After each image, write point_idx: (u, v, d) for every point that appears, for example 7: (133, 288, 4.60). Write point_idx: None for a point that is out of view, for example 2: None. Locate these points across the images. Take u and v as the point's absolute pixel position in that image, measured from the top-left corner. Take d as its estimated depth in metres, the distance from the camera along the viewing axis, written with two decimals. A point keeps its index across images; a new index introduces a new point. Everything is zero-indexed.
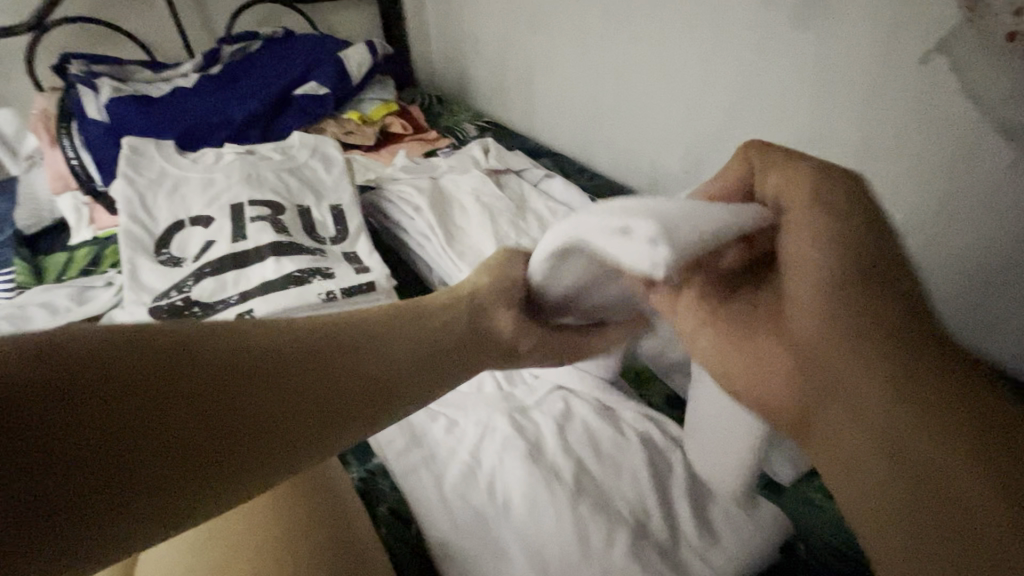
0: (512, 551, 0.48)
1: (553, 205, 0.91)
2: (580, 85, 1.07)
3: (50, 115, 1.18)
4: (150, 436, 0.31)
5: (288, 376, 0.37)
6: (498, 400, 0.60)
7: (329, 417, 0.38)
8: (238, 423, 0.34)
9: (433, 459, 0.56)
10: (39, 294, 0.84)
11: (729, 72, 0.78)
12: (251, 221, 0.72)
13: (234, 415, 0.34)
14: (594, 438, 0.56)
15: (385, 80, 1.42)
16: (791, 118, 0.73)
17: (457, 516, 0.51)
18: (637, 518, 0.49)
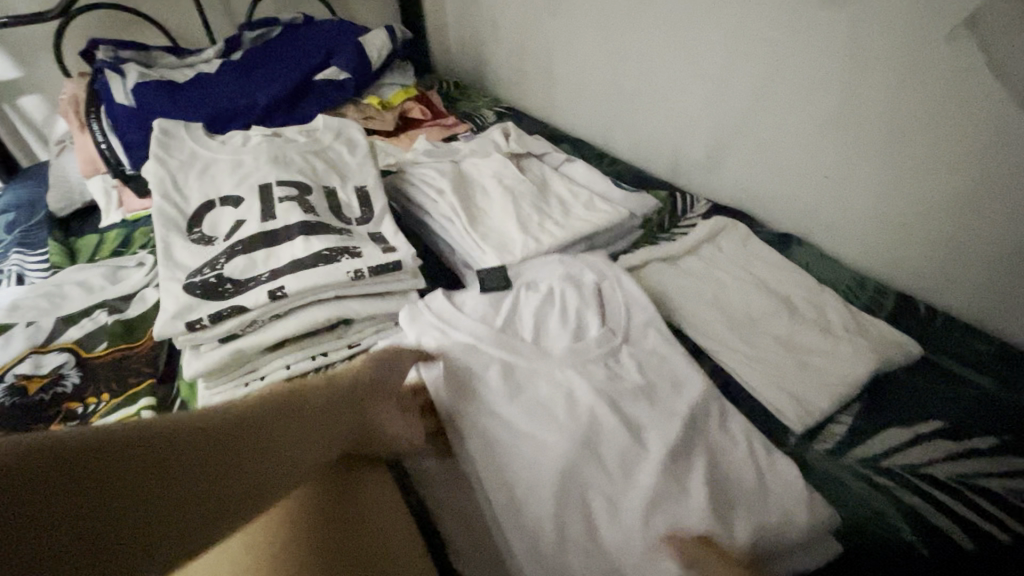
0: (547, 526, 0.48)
1: (574, 188, 0.91)
2: (600, 70, 1.06)
3: (78, 99, 1.20)
4: (201, 485, 0.37)
5: (241, 430, 0.41)
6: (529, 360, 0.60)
7: (220, 438, 0.39)
8: (193, 487, 0.37)
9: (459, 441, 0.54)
10: (73, 273, 0.87)
11: (756, 51, 0.77)
12: (280, 201, 0.74)
13: (180, 488, 0.36)
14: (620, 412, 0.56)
15: (405, 66, 1.44)
16: (820, 99, 0.72)
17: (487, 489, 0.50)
18: None
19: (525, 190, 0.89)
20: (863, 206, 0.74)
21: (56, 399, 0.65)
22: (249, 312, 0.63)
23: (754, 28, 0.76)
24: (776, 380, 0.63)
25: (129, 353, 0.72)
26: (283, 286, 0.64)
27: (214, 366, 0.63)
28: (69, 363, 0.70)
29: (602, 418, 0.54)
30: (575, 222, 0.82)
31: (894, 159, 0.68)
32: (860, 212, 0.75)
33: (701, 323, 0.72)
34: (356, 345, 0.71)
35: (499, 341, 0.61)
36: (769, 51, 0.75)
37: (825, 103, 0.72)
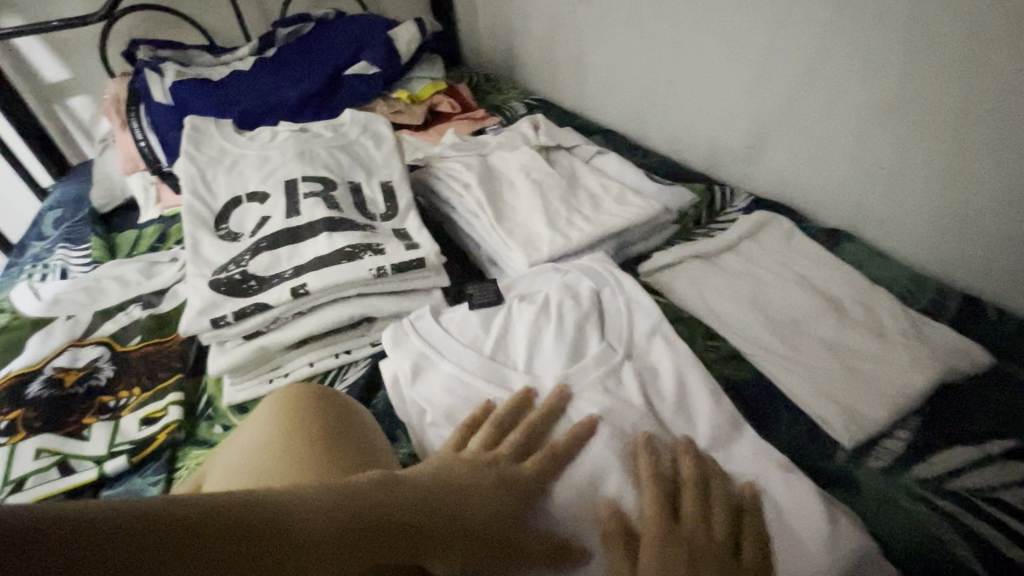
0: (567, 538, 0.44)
1: (605, 181, 0.87)
2: (633, 58, 1.02)
3: (120, 98, 1.24)
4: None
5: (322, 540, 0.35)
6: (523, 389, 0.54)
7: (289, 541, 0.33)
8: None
9: None
10: (112, 268, 0.89)
11: (803, 33, 0.71)
12: (305, 196, 0.73)
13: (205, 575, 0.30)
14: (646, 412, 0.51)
15: (434, 59, 1.42)
16: (874, 82, 0.67)
17: None
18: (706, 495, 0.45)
19: (553, 184, 0.86)
20: (919, 201, 0.68)
21: (90, 392, 0.67)
22: (271, 309, 0.63)
23: (801, 8, 0.70)
24: (823, 387, 0.58)
25: (160, 347, 0.73)
26: (305, 283, 0.63)
27: (238, 363, 0.63)
28: (103, 357, 0.72)
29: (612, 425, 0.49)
30: (606, 217, 0.79)
31: (958, 147, 0.62)
32: (918, 206, 0.69)
33: (741, 324, 0.67)
34: (378, 343, 0.70)
35: (492, 368, 0.55)
36: (818, 33, 0.70)
37: (872, 91, 0.67)
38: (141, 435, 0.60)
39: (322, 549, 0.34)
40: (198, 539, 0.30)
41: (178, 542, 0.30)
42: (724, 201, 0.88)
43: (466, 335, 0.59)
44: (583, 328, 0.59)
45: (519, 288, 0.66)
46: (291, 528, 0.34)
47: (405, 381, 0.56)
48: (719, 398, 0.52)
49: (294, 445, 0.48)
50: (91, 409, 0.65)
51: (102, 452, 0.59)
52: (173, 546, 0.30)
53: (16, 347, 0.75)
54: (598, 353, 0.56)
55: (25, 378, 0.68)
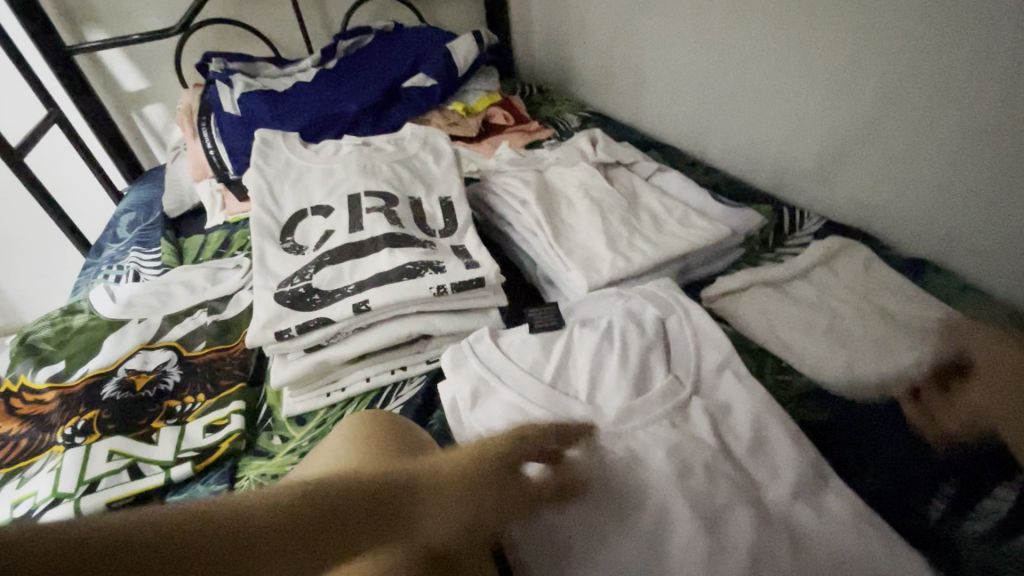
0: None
1: (667, 201, 0.84)
2: (696, 72, 0.99)
3: (192, 108, 1.30)
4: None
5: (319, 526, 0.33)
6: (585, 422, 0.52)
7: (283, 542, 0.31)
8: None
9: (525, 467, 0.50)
10: (180, 273, 0.92)
11: (890, 49, 0.67)
12: (368, 211, 0.74)
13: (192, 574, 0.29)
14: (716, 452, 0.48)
15: (489, 71, 1.42)
16: (973, 103, 0.61)
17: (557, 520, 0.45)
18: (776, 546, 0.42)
19: (613, 202, 0.83)
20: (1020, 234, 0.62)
21: (159, 396, 0.69)
22: (334, 324, 0.63)
23: (889, 23, 0.66)
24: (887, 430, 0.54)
25: (223, 355, 0.75)
26: (367, 300, 0.63)
27: (299, 376, 0.64)
28: (171, 362, 0.74)
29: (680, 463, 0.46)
30: (669, 239, 0.76)
31: None
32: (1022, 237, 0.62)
33: (817, 360, 0.63)
34: (433, 361, 0.69)
35: (553, 397, 0.53)
36: (907, 49, 0.65)
37: (958, 114, 0.63)
38: (204, 443, 0.62)
39: (342, 532, 0.34)
40: (205, 552, 0.29)
41: (185, 548, 0.29)
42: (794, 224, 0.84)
43: (527, 361, 0.57)
44: (648, 360, 0.56)
45: (581, 313, 0.64)
46: (308, 514, 0.33)
47: (464, 406, 0.55)
48: (798, 443, 0.48)
49: (367, 463, 0.48)
50: (159, 413, 0.67)
51: (169, 458, 0.61)
52: (180, 555, 0.29)
53: (91, 346, 0.78)
54: (665, 386, 0.54)
55: (100, 379, 0.71)
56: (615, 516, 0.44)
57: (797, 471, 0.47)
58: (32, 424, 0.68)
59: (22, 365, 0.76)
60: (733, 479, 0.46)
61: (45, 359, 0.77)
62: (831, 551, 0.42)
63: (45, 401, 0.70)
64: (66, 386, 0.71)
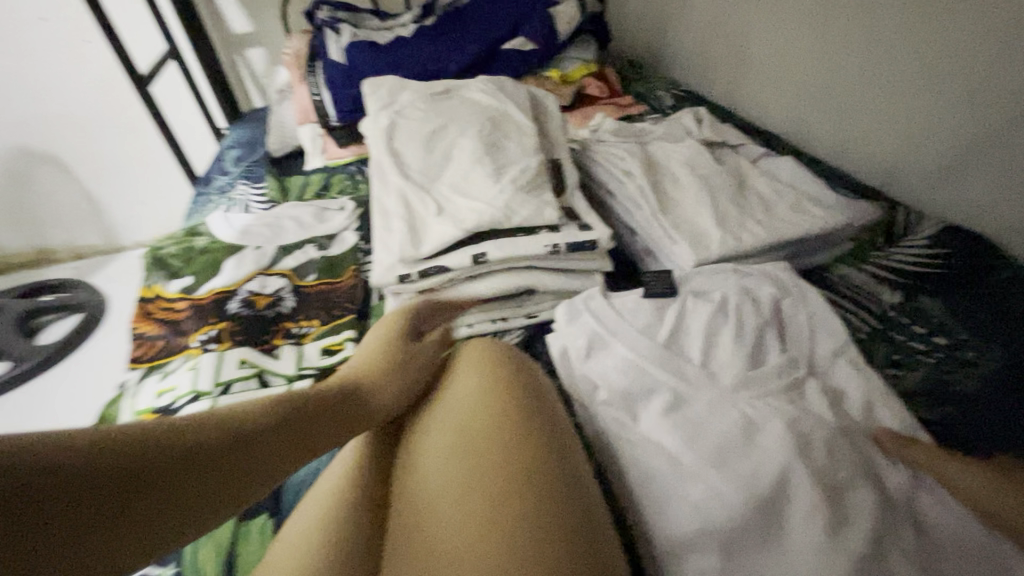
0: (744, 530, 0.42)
1: (776, 185, 0.83)
2: (817, 56, 0.99)
3: (300, 55, 1.35)
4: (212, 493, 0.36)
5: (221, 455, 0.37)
6: (696, 385, 0.52)
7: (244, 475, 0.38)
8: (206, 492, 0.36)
9: (635, 419, 0.51)
10: (290, 209, 0.98)
11: None
12: (481, 158, 0.72)
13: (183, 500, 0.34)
14: (827, 423, 0.48)
15: (587, 41, 1.42)
16: None
17: (669, 469, 0.47)
18: (885, 511, 0.43)
19: (721, 182, 0.83)
20: None
21: (277, 317, 0.74)
22: (450, 272, 0.65)
23: None
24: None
25: (333, 286, 0.80)
26: (485, 253, 0.65)
27: (414, 317, 0.67)
28: (286, 288, 0.80)
29: (794, 428, 0.47)
30: (779, 223, 0.75)
31: None
32: None
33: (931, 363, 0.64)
34: (533, 315, 0.72)
35: (667, 356, 0.54)
36: None
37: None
38: (322, 363, 0.67)
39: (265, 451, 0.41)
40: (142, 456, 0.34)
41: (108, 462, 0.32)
42: (906, 222, 0.83)
43: (639, 322, 0.58)
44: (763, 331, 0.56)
45: (691, 283, 0.65)
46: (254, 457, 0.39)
47: (576, 357, 0.58)
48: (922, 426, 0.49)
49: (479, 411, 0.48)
50: (279, 332, 0.73)
51: (291, 372, 0.66)
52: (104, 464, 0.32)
53: (213, 266, 0.85)
54: (779, 353, 0.56)
55: (226, 295, 0.77)
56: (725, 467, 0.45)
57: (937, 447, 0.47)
58: (167, 328, 0.74)
59: (156, 276, 0.84)
60: (850, 453, 0.46)
61: (175, 272, 0.85)
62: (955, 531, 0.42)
63: (177, 309, 0.77)
64: (195, 299, 0.78)
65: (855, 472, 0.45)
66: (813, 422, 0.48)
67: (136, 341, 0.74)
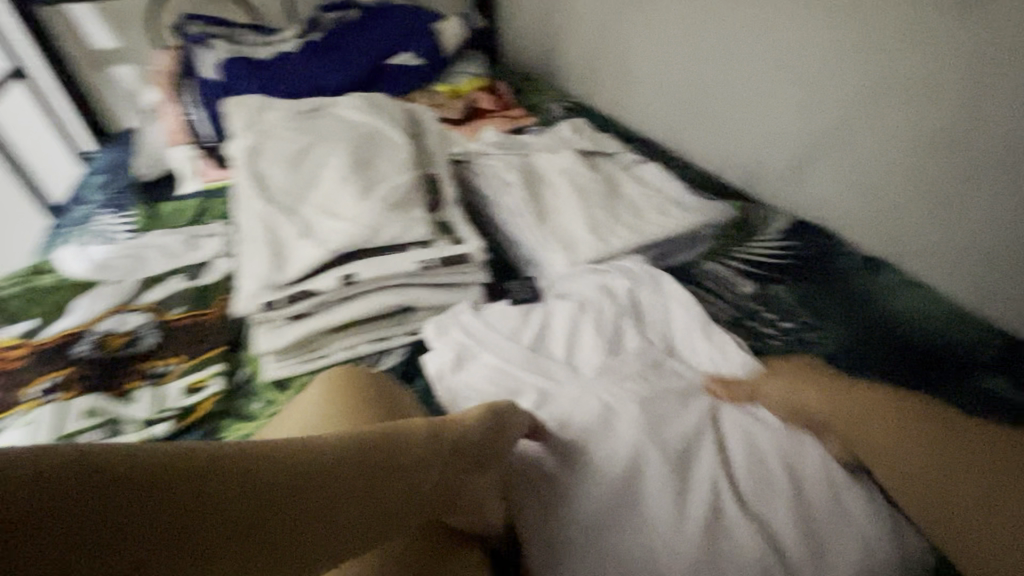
0: (600, 527, 0.45)
1: (646, 190, 0.88)
2: (680, 69, 1.07)
3: (170, 72, 1.26)
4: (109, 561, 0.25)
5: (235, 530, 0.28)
6: (563, 382, 0.56)
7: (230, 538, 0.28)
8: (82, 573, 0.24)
9: None
10: (156, 237, 0.91)
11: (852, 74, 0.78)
12: (350, 176, 0.71)
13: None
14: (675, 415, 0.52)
15: (476, 55, 1.45)
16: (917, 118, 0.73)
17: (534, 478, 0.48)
18: (725, 492, 0.46)
19: (596, 189, 0.87)
20: (935, 221, 0.75)
21: (135, 358, 0.68)
22: (320, 295, 0.64)
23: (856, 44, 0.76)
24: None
25: (202, 319, 0.75)
26: (354, 273, 0.64)
27: (285, 344, 0.64)
28: (147, 324, 0.74)
29: (644, 423, 0.50)
30: (647, 226, 0.80)
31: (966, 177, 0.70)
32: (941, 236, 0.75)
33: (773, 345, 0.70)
34: (416, 332, 0.72)
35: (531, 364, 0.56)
36: (868, 71, 0.76)
37: (927, 124, 0.72)
38: (185, 402, 0.62)
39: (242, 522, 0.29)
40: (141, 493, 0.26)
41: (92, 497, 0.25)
42: (761, 219, 0.91)
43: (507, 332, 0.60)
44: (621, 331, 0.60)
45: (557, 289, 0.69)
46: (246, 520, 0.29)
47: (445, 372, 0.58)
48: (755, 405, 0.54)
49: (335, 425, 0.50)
50: (136, 374, 0.67)
51: (148, 416, 0.61)
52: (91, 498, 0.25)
53: (61, 306, 0.77)
54: (636, 351, 0.59)
55: (74, 338, 0.70)
56: (569, 464, 0.49)
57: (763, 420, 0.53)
58: None
59: None
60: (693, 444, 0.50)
61: (12, 317, 0.75)
62: (766, 477, 0.48)
63: (13, 358, 0.68)
64: (36, 344, 0.70)
65: (696, 461, 0.48)
66: (664, 416, 0.51)
67: None
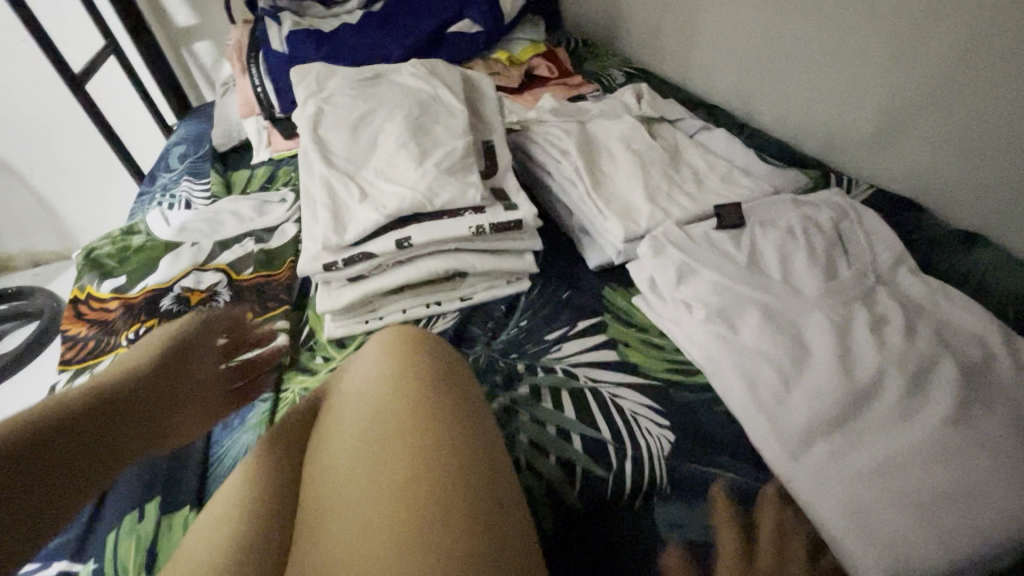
0: None
1: (711, 158, 0.83)
2: (752, 29, 0.99)
3: (243, 46, 1.32)
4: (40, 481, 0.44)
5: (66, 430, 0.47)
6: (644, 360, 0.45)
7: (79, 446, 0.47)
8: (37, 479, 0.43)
9: None
10: (229, 203, 0.97)
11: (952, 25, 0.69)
12: (406, 142, 0.72)
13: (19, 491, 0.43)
14: None
15: (537, 20, 1.41)
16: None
17: None
18: None
19: (656, 157, 0.83)
20: None
21: (210, 312, 0.74)
22: (376, 257, 0.65)
23: None
24: (903, 332, 0.54)
25: (269, 279, 0.80)
26: (409, 237, 0.65)
27: (342, 304, 0.67)
28: (221, 283, 0.79)
29: None
30: (709, 196, 0.75)
31: None
32: None
33: (914, 302, 0.59)
34: (469, 298, 0.72)
35: None
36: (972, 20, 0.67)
37: None
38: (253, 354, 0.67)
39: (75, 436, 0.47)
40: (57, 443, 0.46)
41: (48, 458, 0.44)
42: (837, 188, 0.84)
43: None
44: None
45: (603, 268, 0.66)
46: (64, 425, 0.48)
47: None
48: (816, 390, 0.51)
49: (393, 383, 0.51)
50: None
51: None
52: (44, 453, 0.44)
53: (148, 264, 0.84)
54: None
55: (159, 292, 0.77)
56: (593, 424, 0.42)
57: (821, 405, 0.50)
58: (98, 328, 0.74)
59: (89, 276, 0.83)
60: None
61: (109, 272, 0.83)
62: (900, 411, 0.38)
63: (109, 308, 0.76)
64: (128, 297, 0.77)
65: None
66: None
67: (66, 343, 0.73)
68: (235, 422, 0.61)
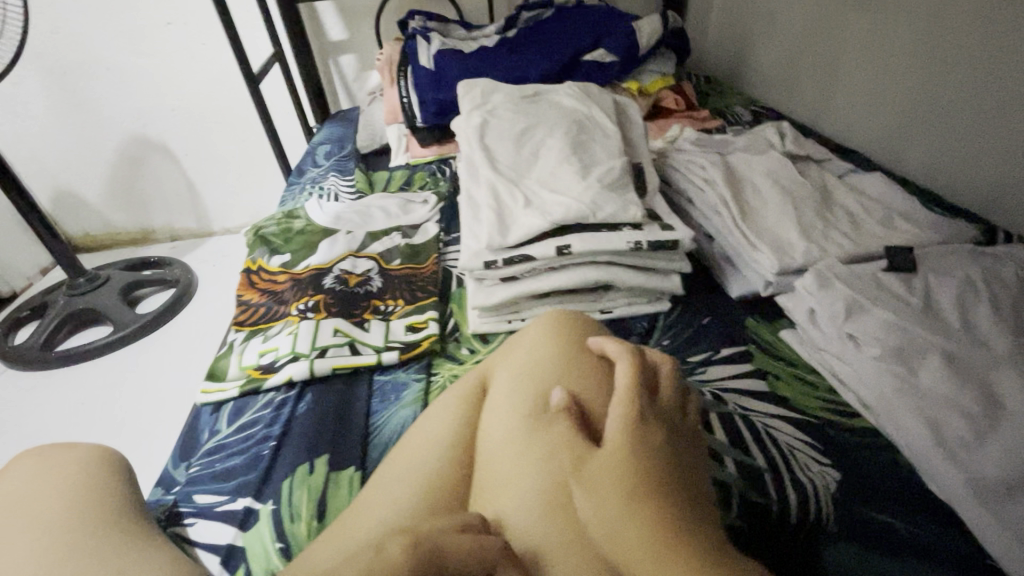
0: None
1: (866, 202, 0.81)
2: (909, 75, 0.96)
3: (392, 60, 1.44)
4: None
5: None
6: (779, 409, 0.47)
7: None
8: None
9: None
10: (377, 199, 1.05)
11: None
12: (567, 157, 0.76)
13: None
14: None
15: (667, 54, 1.43)
16: None
17: None
18: None
19: (806, 195, 0.82)
20: None
21: (367, 294, 0.80)
22: (534, 261, 0.69)
23: None
24: None
25: (417, 271, 0.85)
26: (569, 245, 0.68)
27: (495, 301, 0.70)
28: (374, 270, 0.85)
29: None
30: (868, 238, 0.73)
31: None
32: None
33: None
34: (610, 311, 0.74)
35: None
36: None
37: None
38: (408, 338, 0.72)
39: None
40: None
41: None
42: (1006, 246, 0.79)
43: None
44: None
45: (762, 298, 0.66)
46: None
47: None
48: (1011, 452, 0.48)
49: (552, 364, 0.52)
50: (368, 308, 0.78)
51: (380, 344, 0.71)
52: None
53: (309, 246, 0.92)
54: None
55: (322, 272, 0.84)
56: None
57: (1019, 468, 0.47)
58: (269, 297, 0.82)
59: (259, 251, 0.92)
60: None
61: (276, 249, 0.92)
62: None
63: (278, 281, 0.84)
64: (295, 273, 0.85)
65: None
66: None
67: (241, 307, 0.82)
68: (391, 397, 0.66)
